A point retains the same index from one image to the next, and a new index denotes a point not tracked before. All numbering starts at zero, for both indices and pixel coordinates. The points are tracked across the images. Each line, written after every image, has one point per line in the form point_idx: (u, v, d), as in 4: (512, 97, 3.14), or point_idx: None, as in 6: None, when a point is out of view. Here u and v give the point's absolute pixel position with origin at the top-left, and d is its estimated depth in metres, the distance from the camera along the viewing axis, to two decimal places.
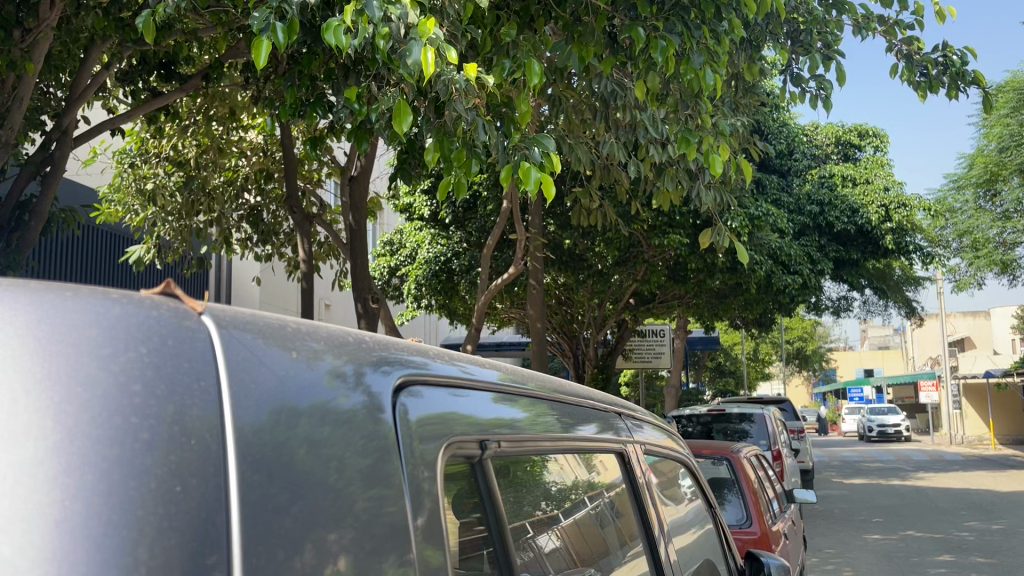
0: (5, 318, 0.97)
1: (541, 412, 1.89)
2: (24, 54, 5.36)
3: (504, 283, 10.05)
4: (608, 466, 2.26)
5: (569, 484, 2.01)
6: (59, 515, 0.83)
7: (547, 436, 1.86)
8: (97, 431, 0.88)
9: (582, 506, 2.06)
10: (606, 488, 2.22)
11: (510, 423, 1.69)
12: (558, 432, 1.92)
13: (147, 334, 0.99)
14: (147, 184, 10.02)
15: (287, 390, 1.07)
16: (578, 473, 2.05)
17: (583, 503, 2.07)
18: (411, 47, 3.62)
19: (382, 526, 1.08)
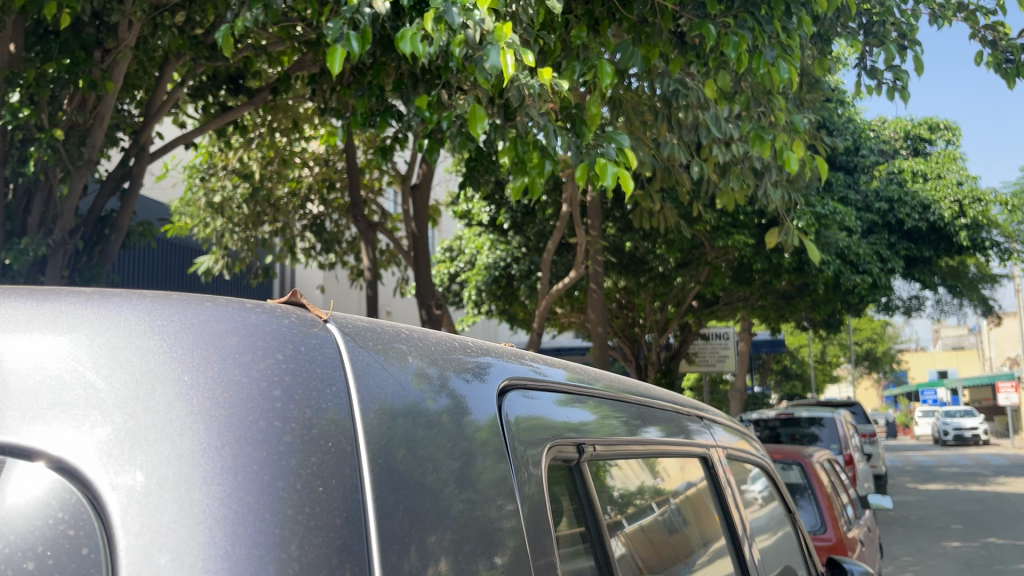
0: (154, 327, 1.04)
1: (606, 414, 1.79)
2: (104, 73, 5.59)
3: (565, 288, 9.99)
4: (672, 471, 2.11)
5: (633, 490, 1.86)
6: (217, 514, 0.87)
7: (613, 440, 1.76)
8: (247, 434, 0.94)
9: (646, 512, 1.91)
10: (671, 494, 2.08)
11: (578, 427, 1.61)
12: (623, 436, 1.82)
13: (283, 342, 1.07)
14: (215, 196, 10.27)
15: (388, 393, 1.12)
16: (642, 478, 1.91)
17: (650, 509, 1.94)
18: (489, 52, 3.67)
19: (476, 526, 1.12)
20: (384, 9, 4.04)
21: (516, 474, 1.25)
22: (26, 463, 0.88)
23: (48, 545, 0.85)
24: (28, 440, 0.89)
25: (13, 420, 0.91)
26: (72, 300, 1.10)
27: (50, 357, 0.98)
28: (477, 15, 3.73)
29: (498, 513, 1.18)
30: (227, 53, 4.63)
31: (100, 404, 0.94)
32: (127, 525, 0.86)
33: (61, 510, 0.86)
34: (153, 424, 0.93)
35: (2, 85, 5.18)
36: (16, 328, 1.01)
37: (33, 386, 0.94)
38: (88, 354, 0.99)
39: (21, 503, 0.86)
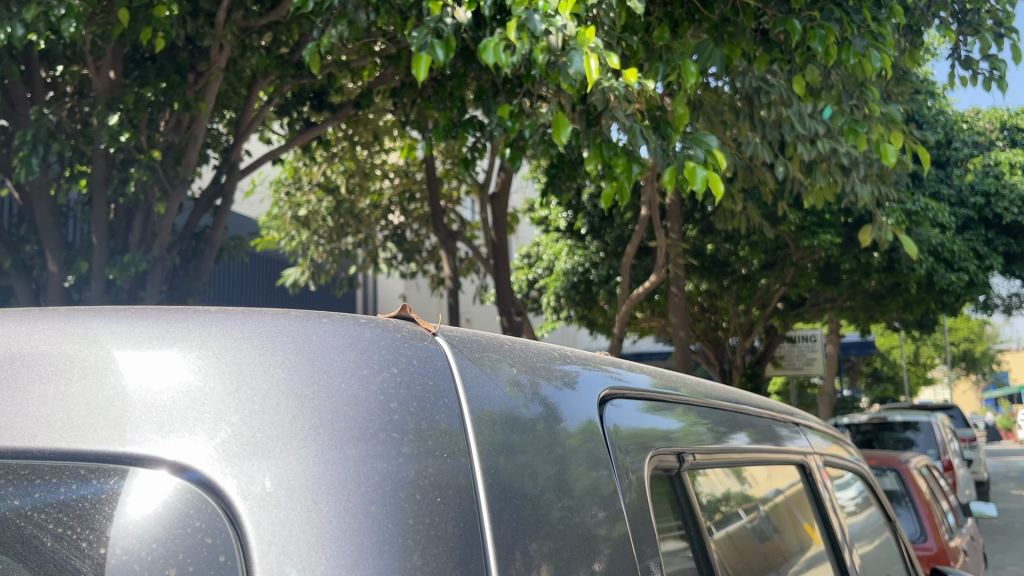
0: (275, 343, 1.08)
1: (694, 420, 1.75)
2: (197, 95, 5.84)
3: (645, 292, 9.89)
4: (761, 478, 2.06)
5: (719, 496, 1.81)
6: (344, 524, 0.90)
7: (702, 447, 1.72)
8: (369, 447, 0.97)
9: (735, 517, 1.86)
10: (761, 501, 2.03)
11: (667, 434, 1.56)
12: (711, 443, 1.77)
13: (396, 355, 1.09)
14: (301, 211, 10.68)
15: (488, 402, 1.13)
16: (729, 485, 1.87)
17: (738, 515, 1.89)
18: (572, 58, 3.70)
19: (576, 534, 1.13)
20: (466, 18, 4.14)
21: (613, 479, 1.26)
22: (160, 475, 0.93)
23: (187, 553, 0.90)
24: (161, 452, 0.94)
25: (145, 430, 0.96)
26: (189, 319, 1.15)
27: (175, 372, 1.02)
28: (560, 20, 3.79)
29: (594, 521, 1.18)
30: (314, 70, 4.76)
31: (226, 417, 0.98)
32: (258, 532, 0.90)
33: (198, 518, 0.91)
34: (276, 436, 0.96)
35: (103, 110, 5.37)
36: (143, 344, 1.07)
37: (162, 401, 0.99)
38: (210, 369, 1.03)
39: (159, 512, 0.91)
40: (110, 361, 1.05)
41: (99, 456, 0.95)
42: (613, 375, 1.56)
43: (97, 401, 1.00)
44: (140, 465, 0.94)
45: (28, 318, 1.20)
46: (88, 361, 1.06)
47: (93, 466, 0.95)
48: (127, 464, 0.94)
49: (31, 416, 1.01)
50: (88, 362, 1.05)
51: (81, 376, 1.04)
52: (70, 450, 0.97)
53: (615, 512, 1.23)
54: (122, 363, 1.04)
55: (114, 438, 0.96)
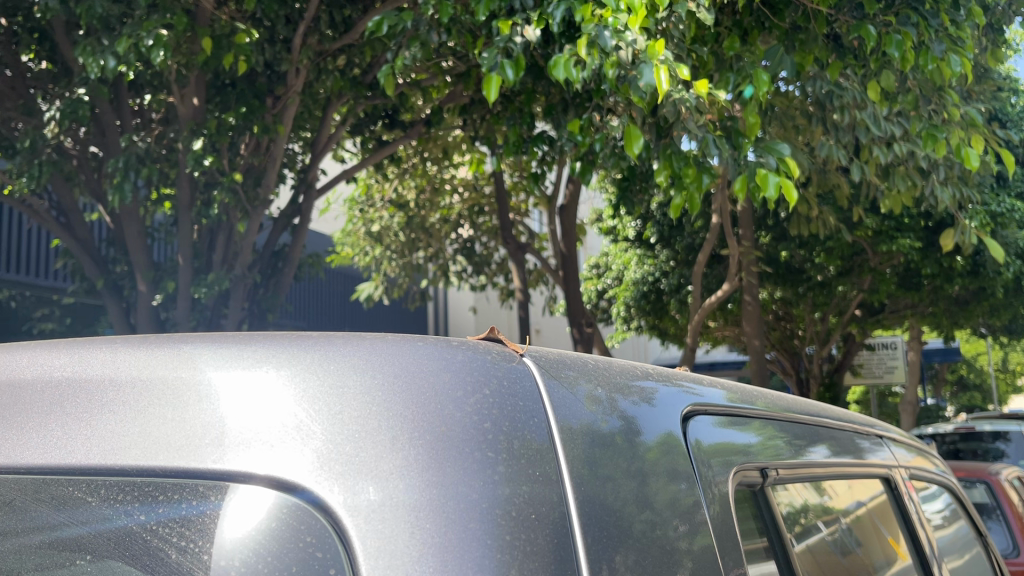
0: (373, 366, 1.14)
1: (770, 434, 1.74)
2: (276, 118, 6.03)
3: (718, 301, 9.77)
4: (841, 490, 2.03)
5: (799, 507, 1.79)
6: (444, 539, 0.95)
7: (781, 461, 1.70)
8: (465, 466, 1.01)
9: (816, 531, 1.84)
10: (842, 513, 2.00)
11: (745, 448, 1.56)
12: (789, 458, 1.75)
13: (487, 379, 1.13)
14: (374, 226, 10.96)
15: (571, 417, 1.16)
16: (808, 496, 1.84)
17: (817, 528, 1.85)
18: (643, 71, 3.72)
19: (657, 547, 1.15)
20: (535, 37, 4.20)
21: (694, 492, 1.28)
22: (271, 493, 1.00)
23: (299, 565, 0.96)
24: (269, 470, 1.01)
25: (255, 449, 1.03)
26: (287, 344, 1.22)
27: (279, 394, 1.08)
28: (630, 36, 3.82)
29: (675, 533, 1.19)
30: (388, 90, 4.87)
31: (331, 437, 1.04)
32: (366, 544, 0.96)
33: (308, 534, 0.97)
34: (377, 455, 1.02)
35: (188, 135, 5.60)
36: (246, 365, 1.14)
37: (269, 423, 1.05)
38: (314, 391, 1.09)
39: (273, 526, 0.98)
40: (221, 378, 1.12)
41: (215, 472, 1.03)
42: (691, 391, 1.57)
43: (209, 418, 1.08)
44: (252, 481, 1.01)
45: (143, 344, 1.29)
46: (197, 378, 1.14)
47: (210, 483, 1.03)
48: (241, 482, 1.02)
49: (151, 432, 1.09)
50: (199, 379, 1.13)
51: (193, 394, 1.12)
52: (188, 467, 1.05)
53: (693, 525, 1.24)
54: (231, 384, 1.11)
55: (229, 456, 1.03)
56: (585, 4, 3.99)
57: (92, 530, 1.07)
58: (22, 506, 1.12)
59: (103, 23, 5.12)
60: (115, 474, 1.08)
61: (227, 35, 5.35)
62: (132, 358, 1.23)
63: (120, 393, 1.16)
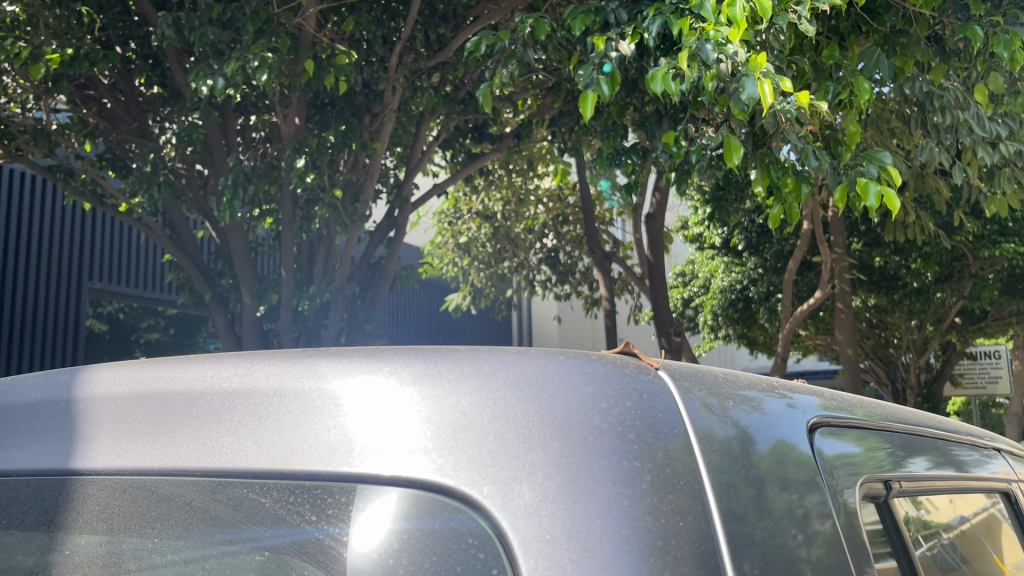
0: (521, 377, 1.21)
1: (872, 445, 1.68)
2: (373, 135, 6.22)
3: (810, 309, 9.56)
4: (940, 505, 1.92)
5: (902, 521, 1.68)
6: (598, 543, 1.02)
7: (884, 473, 1.63)
8: (615, 474, 1.08)
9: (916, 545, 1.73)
10: (941, 528, 1.89)
11: (849, 459, 1.53)
12: (891, 469, 1.68)
13: (627, 391, 1.19)
14: (462, 238, 11.18)
15: (697, 425, 1.20)
16: (909, 509, 1.74)
17: (918, 542, 1.74)
18: (745, 83, 3.74)
19: (779, 555, 1.16)
20: (630, 51, 4.26)
21: (805, 503, 1.29)
22: (432, 500, 1.09)
23: (464, 565, 1.05)
24: (430, 475, 1.10)
25: (414, 456, 1.12)
26: (428, 356, 1.30)
27: (436, 405, 1.18)
28: (731, 48, 3.82)
29: (794, 543, 1.21)
30: (484, 106, 4.97)
31: (487, 448, 1.12)
32: (525, 544, 1.04)
33: (469, 536, 1.06)
34: (530, 465, 1.10)
35: (291, 154, 5.87)
36: (394, 380, 1.23)
37: (425, 431, 1.14)
38: (465, 404, 1.18)
39: (435, 529, 1.07)
40: (375, 390, 1.22)
41: (377, 477, 1.12)
42: (799, 403, 1.58)
43: (365, 428, 1.18)
44: (411, 485, 1.10)
45: (295, 358, 1.39)
46: (350, 387, 1.24)
47: (374, 487, 1.12)
48: (403, 485, 1.11)
49: (313, 438, 1.19)
50: (353, 388, 1.23)
51: (346, 402, 1.22)
52: (351, 471, 1.14)
53: (809, 534, 1.25)
54: (387, 395, 1.20)
55: (391, 462, 1.13)
56: (682, 17, 4.04)
57: (266, 527, 1.17)
58: (201, 506, 1.23)
59: (213, 49, 5.40)
60: (284, 477, 1.18)
61: (327, 56, 5.58)
62: (287, 371, 1.34)
63: (282, 404, 1.27)
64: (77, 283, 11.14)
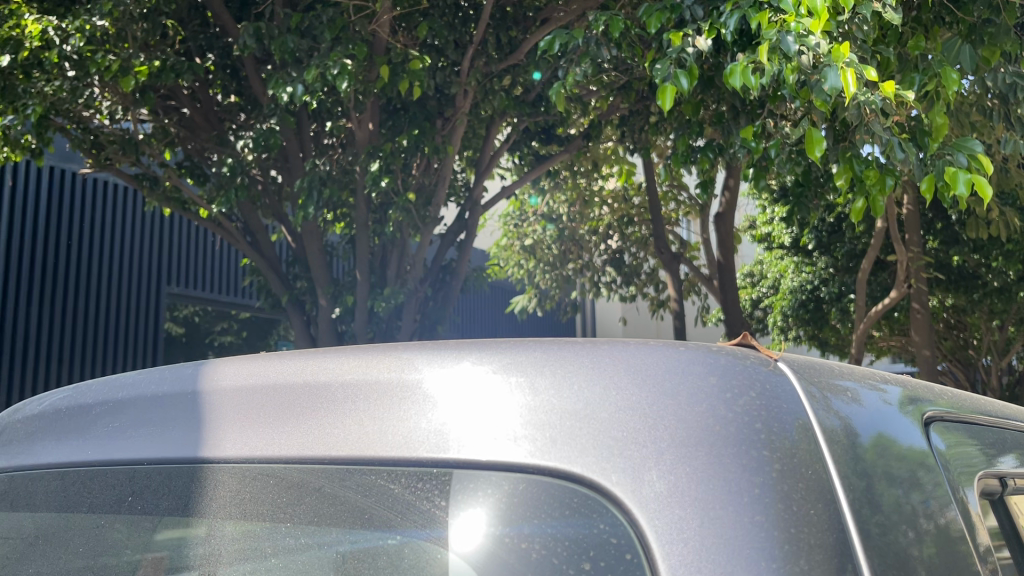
0: (640, 368, 1.24)
1: (960, 442, 1.58)
2: (445, 139, 6.30)
3: (885, 309, 9.32)
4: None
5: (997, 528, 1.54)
6: (731, 530, 1.03)
7: (975, 471, 1.54)
8: (746, 463, 1.09)
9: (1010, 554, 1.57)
10: None
11: (943, 454, 1.48)
12: (986, 466, 1.59)
13: (750, 382, 1.21)
14: (528, 241, 11.25)
15: (810, 415, 1.20)
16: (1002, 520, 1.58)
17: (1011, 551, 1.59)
18: (826, 74, 3.68)
19: (892, 552, 1.12)
20: (707, 46, 4.24)
21: (911, 499, 1.27)
22: (560, 488, 1.12)
23: (597, 550, 1.07)
24: (558, 463, 1.13)
25: (543, 443, 1.15)
26: (536, 348, 1.33)
27: (559, 397, 1.20)
28: (812, 40, 3.77)
29: (906, 540, 1.18)
30: (559, 107, 5.01)
31: (615, 436, 1.14)
32: (658, 530, 1.05)
33: (601, 521, 1.08)
34: (659, 453, 1.11)
35: (366, 158, 5.99)
36: (509, 373, 1.26)
37: (551, 420, 1.17)
38: (588, 394, 1.20)
39: (564, 515, 1.10)
40: (494, 381, 1.25)
41: (506, 464, 1.15)
42: (897, 396, 1.55)
43: (474, 418, 1.21)
44: (538, 473, 1.13)
45: (409, 352, 1.43)
46: (460, 377, 1.28)
47: (501, 475, 1.14)
48: (529, 472, 1.13)
49: (432, 428, 1.22)
50: (454, 380, 1.27)
51: (446, 392, 1.26)
52: (477, 460, 1.17)
53: (918, 531, 1.23)
54: (507, 386, 1.23)
55: (517, 451, 1.15)
56: (760, 11, 4.00)
57: (397, 514, 1.20)
58: (331, 493, 1.27)
59: (292, 57, 5.55)
60: (408, 465, 1.21)
61: (401, 61, 5.66)
62: (398, 364, 1.37)
63: (398, 395, 1.30)
64: (156, 285, 11.60)
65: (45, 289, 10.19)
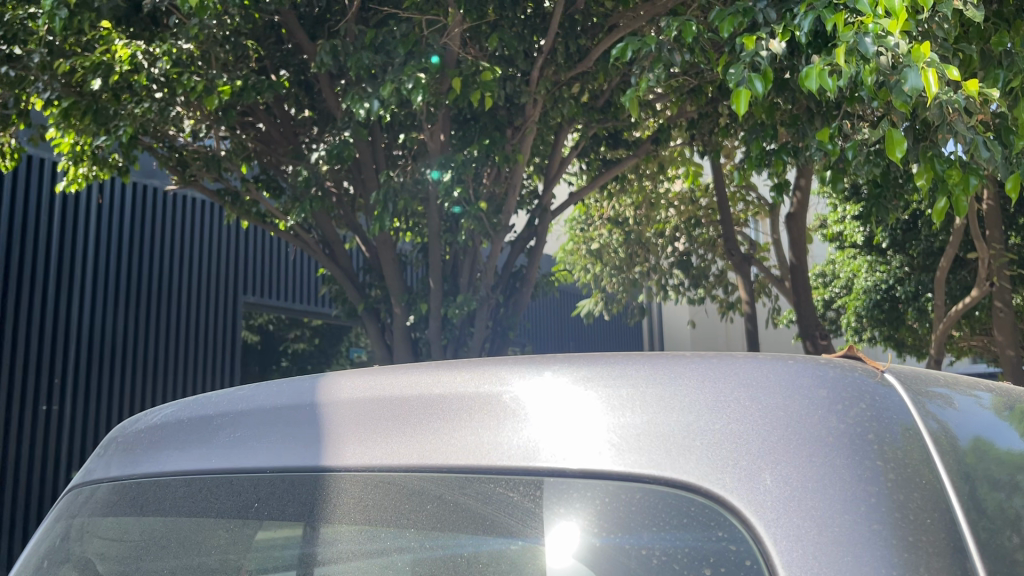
0: (747, 381, 1.28)
1: None
2: (515, 148, 6.38)
3: (966, 308, 9.04)
4: None
5: None
6: (847, 538, 1.07)
7: None
8: (860, 472, 1.12)
9: None
10: None
11: None
12: None
13: (860, 393, 1.24)
14: (595, 244, 11.28)
15: (916, 423, 1.22)
16: None
17: None
18: (908, 74, 3.62)
19: (1006, 559, 1.14)
20: (781, 49, 4.23)
21: (1015, 505, 1.28)
22: (677, 497, 1.16)
23: (716, 557, 1.12)
24: (674, 473, 1.18)
25: (657, 455, 1.20)
26: (640, 363, 1.38)
27: (667, 411, 1.25)
28: (891, 40, 3.73)
29: (1013, 545, 1.19)
30: (631, 112, 5.05)
31: (730, 447, 1.18)
32: (776, 538, 1.09)
33: (718, 528, 1.13)
34: (772, 463, 1.15)
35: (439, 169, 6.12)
36: (617, 386, 1.31)
37: (661, 433, 1.22)
38: (698, 406, 1.24)
39: (681, 523, 1.15)
40: (601, 394, 1.30)
41: (619, 473, 1.20)
42: (995, 403, 1.55)
43: (584, 429, 1.27)
44: (653, 484, 1.18)
45: (518, 365, 1.49)
46: (568, 391, 1.33)
47: (617, 485, 1.20)
48: (644, 481, 1.19)
49: (545, 439, 1.29)
50: (560, 394, 1.33)
51: (550, 406, 1.32)
52: (590, 469, 1.22)
53: None
54: (615, 400, 1.28)
55: (630, 460, 1.21)
56: (837, 13, 3.97)
57: (518, 521, 1.26)
58: (452, 500, 1.34)
59: (367, 72, 5.70)
60: (525, 473, 1.27)
61: (473, 73, 5.74)
62: (505, 376, 1.44)
63: (507, 406, 1.36)
64: (233, 296, 12.02)
65: (130, 300, 10.66)
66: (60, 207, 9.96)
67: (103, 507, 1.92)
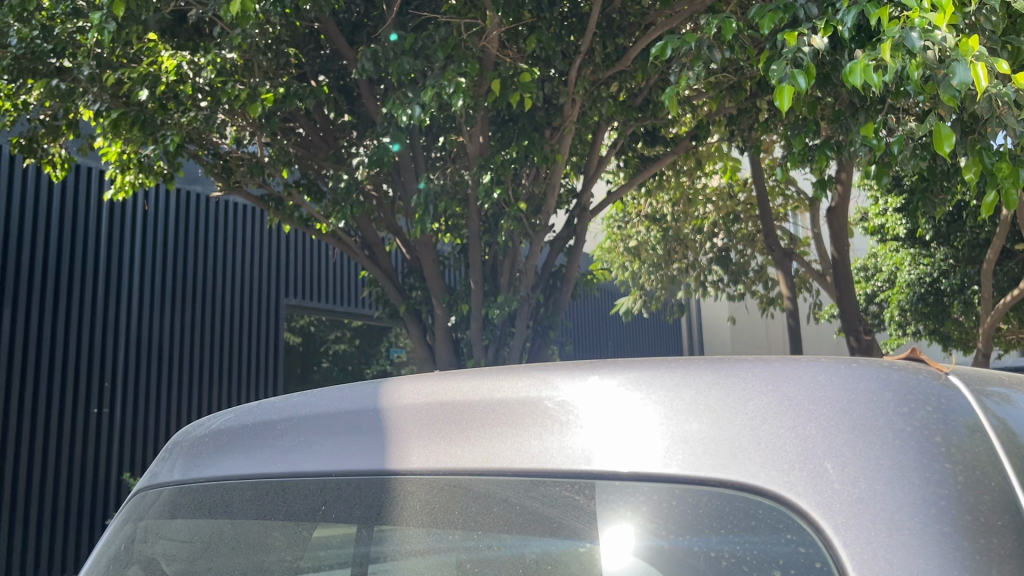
0: (811, 385, 1.29)
1: None
2: (554, 148, 6.41)
3: (1014, 301, 8.87)
4: None
5: None
6: (916, 539, 1.08)
7: None
8: (928, 473, 1.13)
9: None
10: None
11: None
12: None
13: (925, 396, 1.25)
14: (632, 242, 11.25)
15: (982, 424, 1.23)
16: None
17: None
18: (955, 69, 3.56)
19: None
20: (824, 44, 4.20)
21: None
22: (744, 500, 1.18)
23: (786, 559, 1.14)
24: (740, 476, 1.20)
25: (722, 457, 1.22)
26: (702, 369, 1.40)
27: (731, 415, 1.27)
28: (938, 34, 3.68)
29: None
30: (671, 109, 5.05)
31: (797, 450, 1.20)
32: (847, 541, 1.11)
33: (787, 530, 1.15)
34: (839, 465, 1.17)
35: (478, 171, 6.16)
36: (680, 391, 1.34)
37: (726, 437, 1.25)
38: (763, 411, 1.26)
39: (749, 525, 1.17)
40: (663, 398, 1.33)
41: (686, 477, 1.22)
42: None
43: (649, 434, 1.29)
44: (719, 487, 1.20)
45: (579, 370, 1.51)
46: (631, 396, 1.36)
47: (685, 487, 1.22)
48: (710, 484, 1.21)
49: (610, 444, 1.31)
50: (623, 400, 1.36)
51: (614, 412, 1.34)
52: (656, 472, 1.25)
53: None
54: (679, 405, 1.31)
55: (696, 464, 1.23)
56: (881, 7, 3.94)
57: (586, 524, 1.29)
58: (518, 502, 1.37)
59: (407, 77, 5.76)
60: (591, 476, 1.30)
61: (512, 75, 5.79)
62: (567, 382, 1.46)
63: (571, 410, 1.39)
64: (275, 299, 12.21)
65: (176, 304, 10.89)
66: (108, 214, 10.20)
67: (171, 510, 1.99)
